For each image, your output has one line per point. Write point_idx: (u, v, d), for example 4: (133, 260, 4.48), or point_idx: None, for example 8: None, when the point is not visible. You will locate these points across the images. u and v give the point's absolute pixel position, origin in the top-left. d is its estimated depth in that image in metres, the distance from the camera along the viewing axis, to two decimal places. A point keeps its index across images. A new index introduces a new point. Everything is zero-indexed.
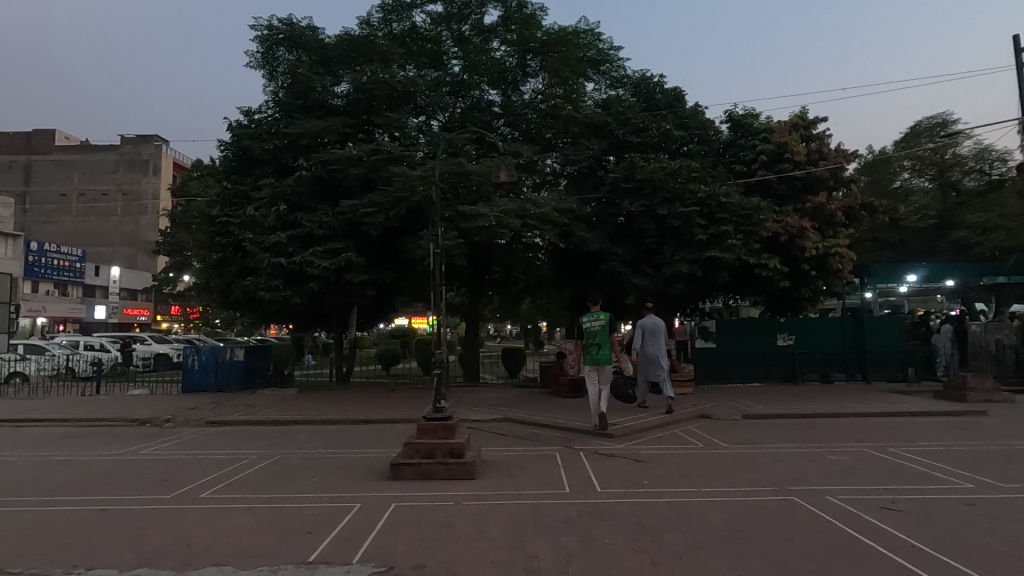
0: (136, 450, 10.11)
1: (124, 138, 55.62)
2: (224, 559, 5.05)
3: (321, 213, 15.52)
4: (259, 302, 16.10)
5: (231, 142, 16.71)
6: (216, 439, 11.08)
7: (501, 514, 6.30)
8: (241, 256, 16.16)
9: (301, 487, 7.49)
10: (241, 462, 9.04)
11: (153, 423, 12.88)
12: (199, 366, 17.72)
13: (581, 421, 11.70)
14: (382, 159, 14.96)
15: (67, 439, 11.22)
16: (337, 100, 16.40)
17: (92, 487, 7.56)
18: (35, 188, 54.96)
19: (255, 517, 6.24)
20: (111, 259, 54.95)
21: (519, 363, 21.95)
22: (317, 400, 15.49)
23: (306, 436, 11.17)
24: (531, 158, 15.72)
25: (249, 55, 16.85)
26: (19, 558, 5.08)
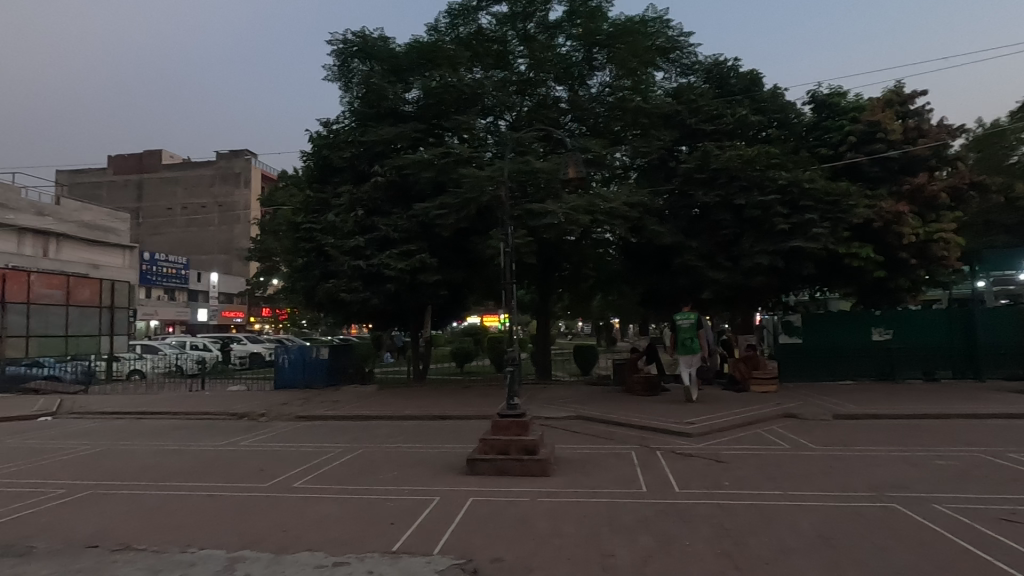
0: (236, 442, 11.02)
1: (219, 154, 60.51)
2: (316, 545, 5.38)
3: (396, 217, 16.12)
4: (340, 304, 16.97)
5: (312, 152, 17.64)
6: (304, 432, 11.83)
7: (575, 512, 6.28)
8: (323, 260, 17.06)
9: (383, 479, 7.85)
10: (327, 454, 9.58)
11: (250, 417, 13.93)
12: (289, 364, 18.91)
13: (657, 419, 11.44)
14: (453, 161, 15.37)
15: (178, 431, 12.40)
16: (408, 106, 16.93)
17: (201, 474, 8.32)
18: (146, 204, 60.92)
19: (342, 507, 6.60)
20: (210, 266, 59.93)
21: (591, 361, 21.75)
22: (395, 397, 16.12)
23: (386, 431, 11.66)
24: (600, 152, 15.50)
25: (327, 69, 17.64)
26: (143, 536, 5.67)
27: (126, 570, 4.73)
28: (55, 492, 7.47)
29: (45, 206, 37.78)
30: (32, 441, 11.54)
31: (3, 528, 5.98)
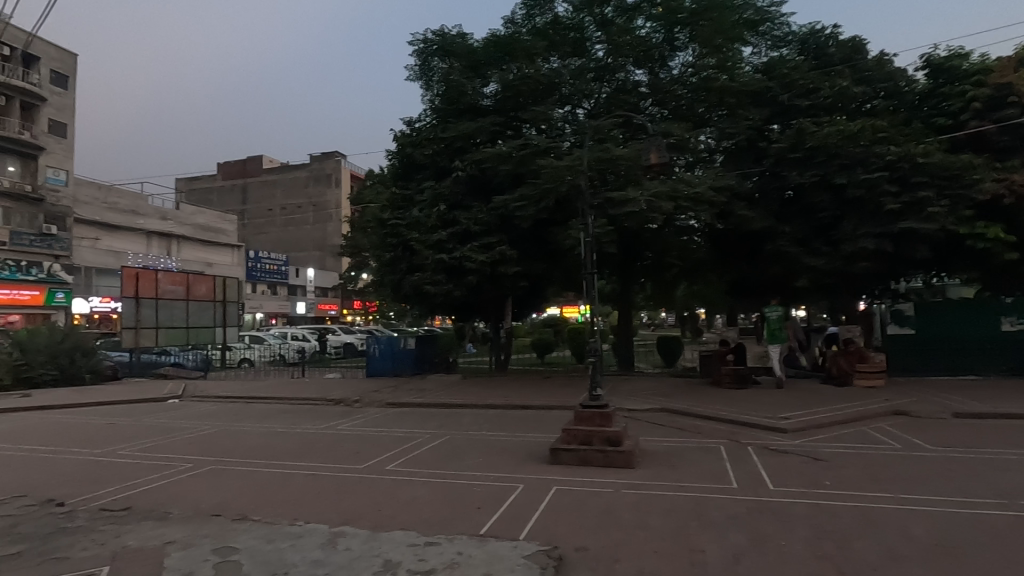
0: (335, 425, 11.84)
1: (312, 157, 64.51)
2: (409, 525, 5.66)
3: (477, 210, 16.44)
4: (425, 296, 17.60)
5: (397, 151, 18.35)
6: (394, 418, 12.47)
7: (662, 505, 6.15)
8: (409, 254, 17.78)
9: (469, 465, 8.12)
10: (416, 440, 10.04)
11: (346, 403, 14.88)
12: (379, 354, 19.94)
13: (748, 413, 10.91)
14: (531, 152, 15.42)
15: (283, 414, 13.52)
16: (487, 100, 17.16)
17: (305, 455, 9.02)
18: (250, 206, 66.23)
19: (431, 490, 6.89)
20: (307, 262, 64.30)
21: (676, 352, 21.08)
22: (478, 386, 16.58)
23: (470, 419, 12.00)
24: (683, 135, 14.89)
25: (409, 69, 18.21)
26: (257, 508, 6.24)
27: (244, 537, 5.23)
28: (183, 466, 8.40)
29: (168, 211, 43.89)
30: (163, 420, 13.04)
31: (144, 495, 6.81)
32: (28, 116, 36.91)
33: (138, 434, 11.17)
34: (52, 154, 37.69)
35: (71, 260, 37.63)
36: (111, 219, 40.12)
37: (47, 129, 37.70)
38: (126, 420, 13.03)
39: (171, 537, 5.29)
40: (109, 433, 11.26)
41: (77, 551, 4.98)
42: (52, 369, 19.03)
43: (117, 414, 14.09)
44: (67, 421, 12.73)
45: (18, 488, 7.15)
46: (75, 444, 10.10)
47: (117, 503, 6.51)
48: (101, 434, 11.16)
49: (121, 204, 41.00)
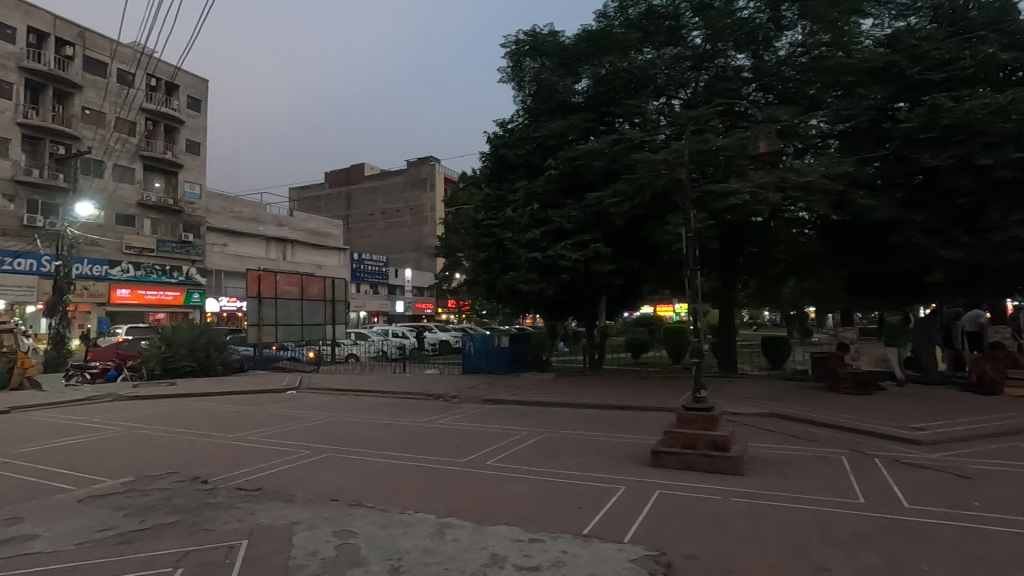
0: (436, 419, 12.32)
1: (409, 163, 67.59)
2: (512, 521, 5.73)
3: (570, 208, 16.33)
4: (518, 295, 17.77)
5: (490, 152, 18.66)
6: (491, 414, 12.74)
7: (777, 517, 5.75)
8: (503, 254, 18.01)
9: (567, 464, 8.09)
10: (514, 436, 10.16)
11: (444, 398, 15.41)
12: (474, 351, 20.46)
13: (873, 422, 9.93)
14: (625, 147, 15.07)
15: (387, 407, 14.27)
16: (578, 97, 17.04)
17: (410, 447, 9.46)
18: (354, 211, 70.68)
19: (531, 488, 6.95)
20: (405, 263, 67.45)
21: (784, 353, 19.67)
22: (572, 385, 16.50)
23: (565, 418, 11.99)
24: (792, 120, 13.84)
25: (501, 72, 18.47)
26: (370, 495, 6.62)
27: (361, 523, 5.56)
28: (303, 452, 9.13)
29: (284, 218, 48.00)
30: (284, 409, 14.28)
31: (272, 478, 7.47)
32: (170, 138, 41.93)
33: (264, 422, 12.31)
34: (190, 170, 42.63)
35: (205, 264, 42.35)
36: (236, 227, 44.71)
37: (185, 148, 42.62)
38: (254, 409, 14.42)
39: (297, 517, 5.75)
40: (240, 419, 12.50)
41: (221, 524, 5.56)
42: (192, 362, 21.45)
43: (246, 402, 15.65)
44: (206, 408, 14.31)
45: (171, 466, 8.12)
46: (213, 428, 11.35)
47: (250, 483, 7.20)
48: (234, 420, 12.42)
49: (245, 212, 45.59)
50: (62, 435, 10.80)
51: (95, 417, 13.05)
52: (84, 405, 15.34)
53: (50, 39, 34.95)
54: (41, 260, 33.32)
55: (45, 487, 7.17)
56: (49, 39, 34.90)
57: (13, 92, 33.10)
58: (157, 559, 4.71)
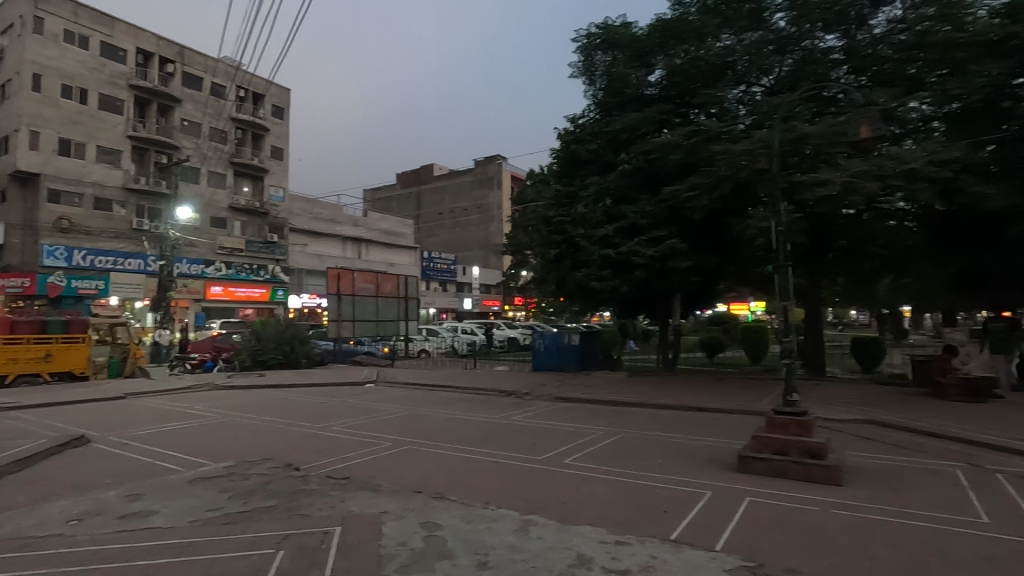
0: (509, 416, 12.37)
1: (476, 162, 68.53)
2: (596, 521, 5.63)
3: (644, 203, 15.89)
4: (590, 292, 17.52)
5: (560, 148, 18.46)
6: (565, 413, 12.62)
7: (886, 533, 5.31)
8: (574, 250, 17.74)
9: (648, 466, 7.87)
10: (590, 436, 10.00)
11: (516, 395, 15.45)
12: (544, 349, 20.42)
13: (991, 434, 9.00)
14: (703, 139, 14.45)
15: (461, 402, 14.51)
16: (652, 89, 16.55)
17: (486, 443, 9.54)
18: (424, 211, 72.57)
19: (612, 488, 6.81)
20: (473, 261, 68.46)
21: (877, 356, 18.22)
22: (646, 385, 16.07)
23: (642, 418, 11.68)
24: (891, 103, 12.74)
25: (572, 66, 18.25)
26: (451, 489, 6.72)
27: (445, 516, 5.65)
28: (385, 444, 9.42)
29: (359, 218, 50.01)
30: (363, 402, 14.86)
31: (359, 467, 7.75)
32: (257, 145, 44.82)
33: (346, 413, 12.83)
34: (275, 174, 45.31)
35: (288, 263, 44.91)
36: (316, 227, 47.09)
37: (270, 154, 45.34)
38: (336, 400, 15.10)
39: (384, 507, 5.93)
40: (325, 411, 13.12)
41: (316, 510, 5.83)
42: (278, 354, 22.78)
43: (328, 394, 16.43)
44: (293, 399, 15.14)
45: (265, 452, 8.62)
46: (301, 418, 11.98)
47: (338, 472, 7.50)
48: (318, 411, 13.04)
49: (323, 214, 47.91)
50: (170, 420, 11.76)
51: (197, 404, 14.15)
52: (187, 393, 16.66)
53: (155, 58, 38.23)
54: (148, 260, 36.56)
55: (159, 467, 7.81)
56: (153, 58, 38.23)
57: (124, 108, 36.47)
58: (260, 540, 4.99)
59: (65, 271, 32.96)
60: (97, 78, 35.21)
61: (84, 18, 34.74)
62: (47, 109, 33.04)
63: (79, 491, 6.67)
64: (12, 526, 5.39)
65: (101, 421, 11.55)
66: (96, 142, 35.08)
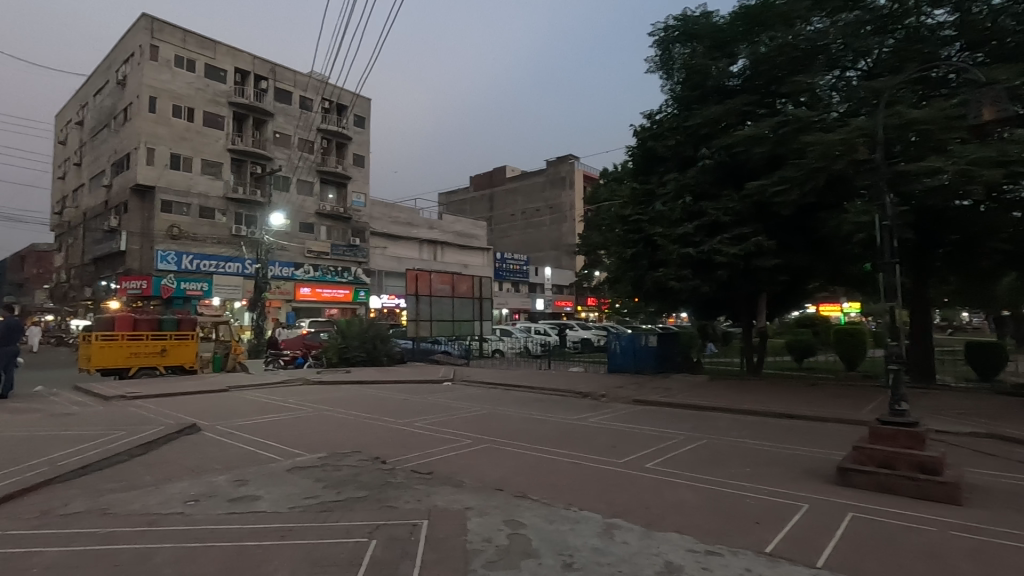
0: (586, 417, 12.26)
1: (549, 162, 68.51)
2: (683, 529, 5.45)
3: (727, 199, 15.21)
4: (668, 292, 16.98)
5: (636, 145, 18.03)
6: (644, 416, 12.34)
7: (1020, 560, 4.75)
8: (652, 249, 17.14)
9: (736, 474, 7.52)
10: (672, 440, 9.71)
11: (592, 396, 15.29)
12: (620, 350, 20.08)
13: None
14: (792, 129, 13.60)
15: (537, 403, 14.55)
16: (734, 80, 15.81)
17: (564, 444, 9.52)
18: (497, 212, 73.53)
19: (699, 495, 6.57)
20: (546, 262, 68.48)
21: (997, 363, 16.38)
22: (729, 389, 15.37)
23: (726, 423, 11.17)
24: (1015, 80, 11.39)
25: (649, 61, 17.81)
26: (533, 488, 6.76)
27: (528, 514, 5.69)
28: (465, 441, 9.62)
29: (435, 221, 51.43)
30: (442, 399, 15.26)
31: (442, 463, 7.97)
32: (340, 153, 47.33)
33: (427, 410, 13.24)
34: (357, 181, 47.58)
35: (370, 265, 46.98)
36: (394, 231, 48.97)
37: (353, 161, 47.68)
38: (416, 397, 15.62)
39: (468, 503, 6.05)
40: (406, 407, 13.61)
41: (404, 502, 6.05)
42: (362, 352, 23.90)
43: (409, 391, 17.03)
44: (377, 395, 15.83)
45: (355, 445, 9.06)
46: (385, 413, 12.48)
47: (422, 466, 7.74)
48: (400, 407, 13.55)
49: (401, 217, 49.74)
50: (268, 412, 12.64)
51: (291, 398, 15.13)
52: (281, 387, 17.85)
53: (251, 75, 41.29)
54: (245, 264, 39.48)
55: (261, 455, 8.43)
56: (250, 76, 41.31)
57: (224, 124, 39.67)
58: (354, 529, 5.25)
59: (175, 274, 36.31)
60: (202, 97, 38.55)
61: (191, 44, 38.24)
62: (161, 128, 36.68)
63: (194, 475, 7.32)
64: (140, 503, 6.00)
65: (209, 411, 12.62)
66: (201, 155, 38.40)
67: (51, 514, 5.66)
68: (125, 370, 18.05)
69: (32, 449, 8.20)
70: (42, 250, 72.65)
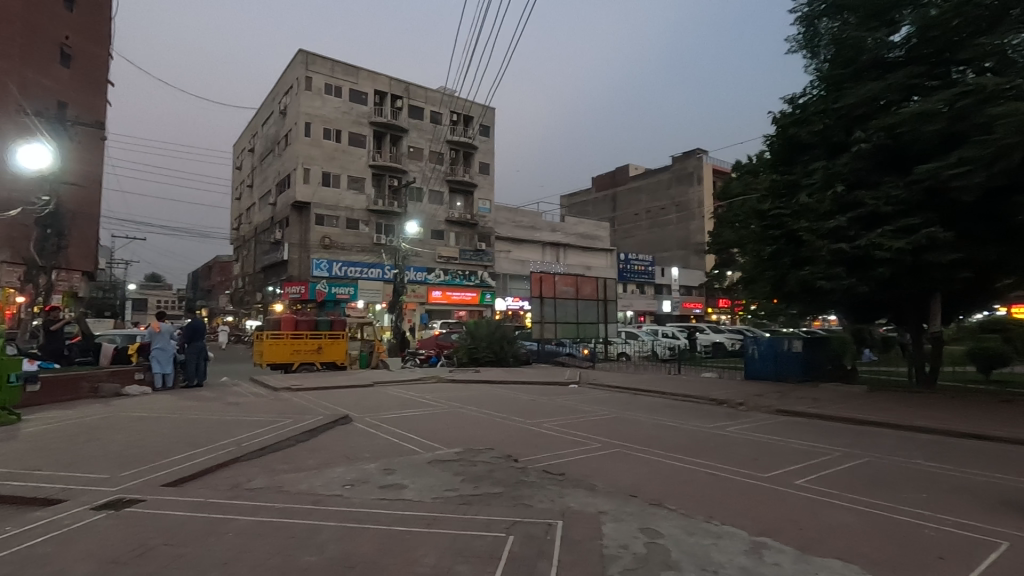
0: (723, 426, 11.54)
1: (674, 158, 65.73)
2: (846, 556, 4.90)
3: (889, 187, 13.45)
4: (816, 293, 15.37)
5: (776, 134, 16.57)
6: (790, 428, 11.31)
7: None
8: (795, 246, 15.68)
9: (908, 499, 6.61)
10: (826, 456, 8.78)
11: (729, 405, 14.32)
12: (759, 355, 18.69)
13: None
14: (975, 101, 11.68)
15: (668, 409, 13.98)
16: (896, 51, 13.99)
17: (700, 453, 9.04)
18: (620, 212, 72.14)
19: (862, 519, 5.86)
20: (673, 262, 65.79)
21: None
22: (894, 402, 13.51)
23: (893, 441, 9.85)
24: None
25: (790, 41, 16.39)
26: (670, 497, 6.50)
27: (666, 524, 5.47)
28: (595, 444, 9.52)
29: (557, 224, 51.84)
30: (569, 401, 15.30)
31: (573, 465, 7.98)
32: (467, 162, 49.64)
33: (555, 412, 13.33)
34: (483, 188, 49.52)
35: (495, 269, 48.56)
36: (518, 234, 50.19)
37: (479, 169, 49.73)
38: (544, 399, 15.82)
39: (602, 507, 5.98)
40: (535, 408, 13.80)
41: (538, 501, 6.15)
42: (490, 352, 24.74)
43: (538, 393, 17.25)
44: (506, 395, 16.29)
45: (488, 443, 9.39)
46: (515, 414, 12.76)
47: (553, 467, 7.80)
48: (529, 408, 13.81)
49: (525, 221, 50.87)
50: (408, 407, 13.59)
51: (427, 394, 16.14)
52: (418, 384, 19.12)
53: (388, 96, 44.85)
54: (384, 270, 43.03)
55: (405, 447, 9.08)
56: (387, 96, 44.88)
57: (366, 142, 43.44)
58: (493, 523, 5.43)
59: (328, 280, 40.40)
60: (347, 120, 42.72)
61: (338, 72, 42.56)
62: (315, 150, 41.25)
63: (349, 461, 8.09)
64: (308, 483, 6.77)
65: (358, 405, 13.87)
66: (347, 172, 42.57)
67: (240, 487, 6.61)
68: (290, 365, 20.40)
69: (223, 431, 9.62)
70: (224, 261, 84.97)
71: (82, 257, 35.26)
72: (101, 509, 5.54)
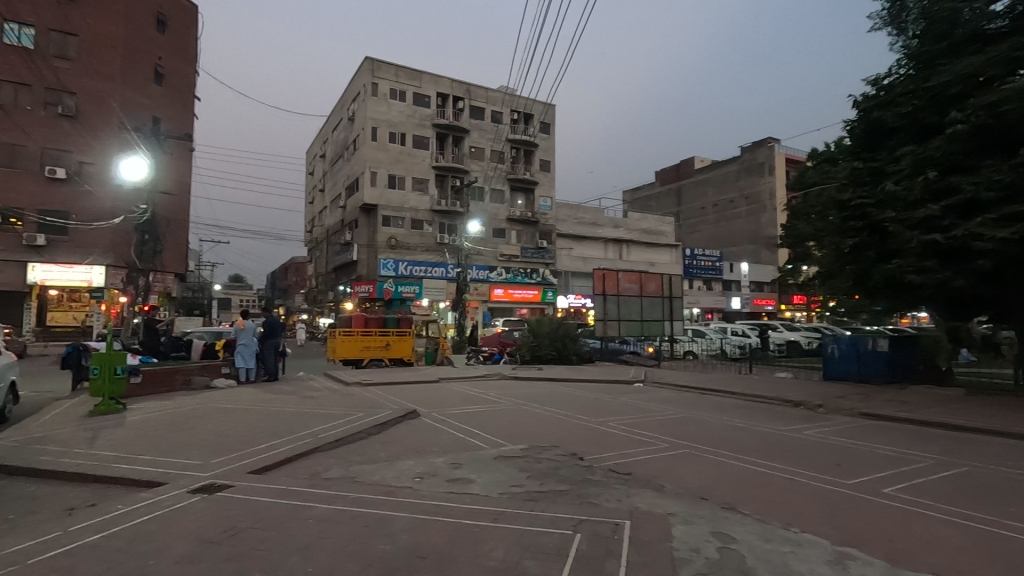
0: (801, 429, 10.95)
1: (743, 148, 62.92)
2: (943, 571, 4.53)
3: (990, 170, 12.30)
4: (905, 288, 14.25)
5: (856, 118, 15.44)
6: (876, 432, 10.58)
7: None
8: (880, 237, 14.61)
9: (1016, 513, 6.02)
10: (918, 463, 8.14)
11: (806, 406, 13.58)
12: (840, 355, 17.59)
13: None
14: None
15: (739, 410, 13.43)
16: (997, 23, 12.91)
17: (775, 456, 8.62)
18: (685, 206, 69.87)
19: (962, 533, 5.40)
20: (743, 256, 63.11)
21: None
22: (997, 407, 12.33)
23: (996, 450, 8.99)
24: None
25: (874, 17, 15.30)
26: (743, 501, 6.25)
27: (740, 529, 5.26)
28: (662, 445, 9.30)
29: (619, 220, 50.99)
30: (635, 400, 15.03)
31: (640, 465, 7.83)
32: (528, 160, 49.71)
33: (620, 410, 13.12)
34: (545, 185, 49.45)
35: (557, 266, 48.42)
36: (580, 231, 49.80)
37: (539, 167, 49.70)
38: (608, 397, 15.61)
39: (671, 509, 5.83)
40: (599, 406, 13.65)
41: (604, 500, 6.08)
42: (552, 350, 24.69)
43: (601, 391, 17.06)
44: (569, 393, 16.21)
45: (552, 440, 9.38)
46: (579, 412, 12.67)
47: (619, 466, 7.70)
48: (593, 406, 13.68)
49: (587, 218, 50.39)
50: (472, 403, 13.79)
51: (491, 391, 16.34)
52: (481, 381, 19.40)
53: (450, 97, 45.67)
54: (448, 269, 43.79)
55: (470, 442, 9.23)
56: (450, 98, 45.72)
57: (429, 144, 44.47)
58: (560, 521, 5.42)
59: (394, 279, 41.78)
60: (411, 123, 43.92)
61: (402, 77, 43.80)
62: (381, 153, 42.67)
63: (417, 454, 8.34)
64: (380, 475, 7.03)
65: (424, 400, 14.26)
66: (412, 174, 43.79)
67: (317, 477, 6.95)
68: (360, 361, 21.22)
69: (300, 423, 10.15)
70: (299, 261, 89.61)
71: (175, 260, 38.30)
72: (196, 492, 6.01)
